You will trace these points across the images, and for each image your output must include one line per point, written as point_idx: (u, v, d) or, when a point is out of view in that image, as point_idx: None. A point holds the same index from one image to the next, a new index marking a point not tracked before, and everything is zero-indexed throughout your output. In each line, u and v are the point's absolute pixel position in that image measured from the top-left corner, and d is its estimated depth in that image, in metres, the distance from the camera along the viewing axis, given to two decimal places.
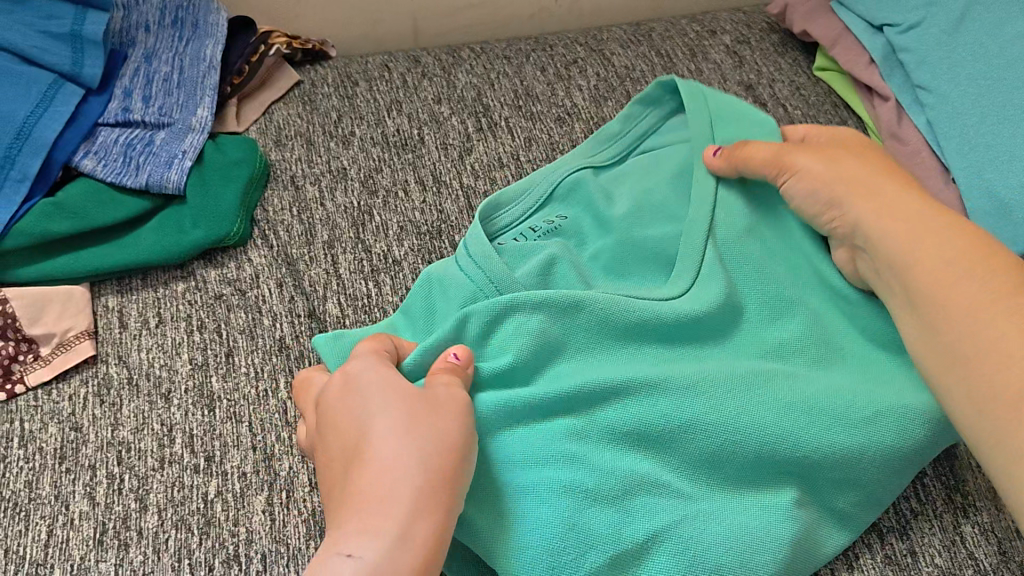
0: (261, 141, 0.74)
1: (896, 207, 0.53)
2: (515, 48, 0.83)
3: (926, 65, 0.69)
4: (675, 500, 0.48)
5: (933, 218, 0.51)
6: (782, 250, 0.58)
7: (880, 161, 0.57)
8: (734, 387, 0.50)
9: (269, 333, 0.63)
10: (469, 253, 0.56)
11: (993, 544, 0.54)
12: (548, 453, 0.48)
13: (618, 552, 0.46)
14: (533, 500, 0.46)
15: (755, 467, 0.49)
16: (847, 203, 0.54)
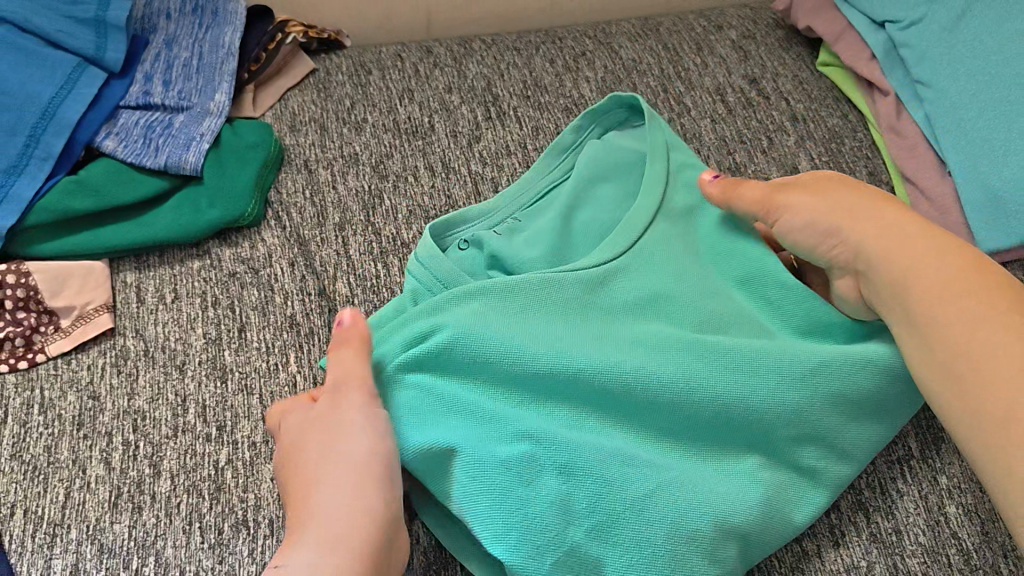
0: (276, 126, 0.77)
1: (896, 227, 0.54)
2: (525, 40, 0.85)
3: (927, 60, 0.70)
4: (652, 469, 0.50)
5: (924, 240, 0.53)
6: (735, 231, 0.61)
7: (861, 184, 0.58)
8: (691, 357, 0.54)
9: (280, 310, 0.66)
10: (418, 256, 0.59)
11: (976, 524, 0.56)
12: (500, 432, 0.51)
13: (598, 523, 0.48)
14: (476, 480, 0.49)
15: (721, 434, 0.53)
16: (842, 227, 0.55)
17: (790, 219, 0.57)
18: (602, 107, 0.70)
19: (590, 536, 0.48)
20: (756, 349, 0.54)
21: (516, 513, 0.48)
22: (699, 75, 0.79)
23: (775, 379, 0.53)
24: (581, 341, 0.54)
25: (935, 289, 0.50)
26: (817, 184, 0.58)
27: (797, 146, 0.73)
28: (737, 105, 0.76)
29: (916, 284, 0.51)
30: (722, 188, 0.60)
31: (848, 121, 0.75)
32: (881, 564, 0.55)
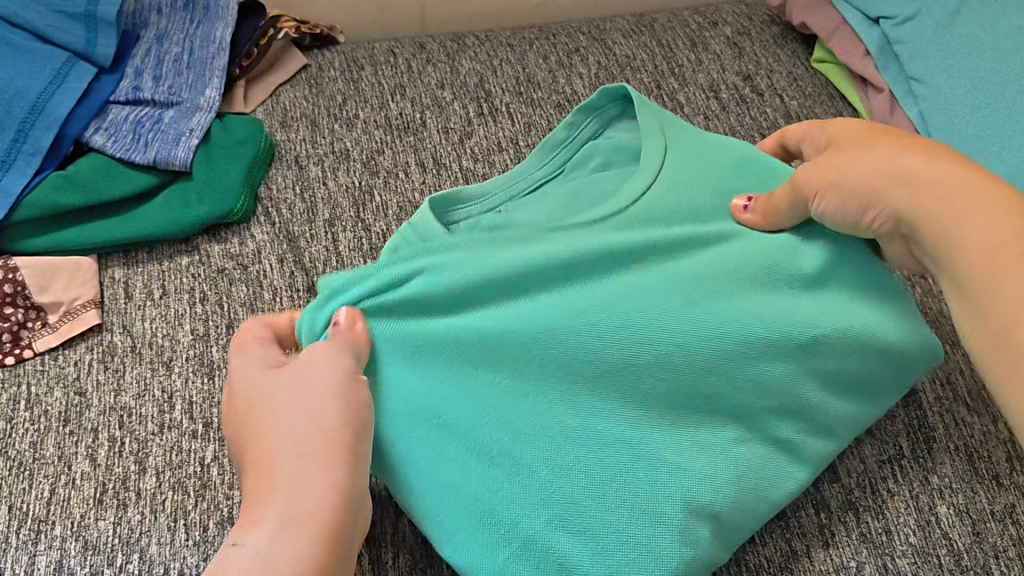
0: (267, 122, 0.76)
1: (931, 180, 0.48)
2: (519, 36, 0.84)
3: (920, 56, 0.70)
4: (626, 481, 0.47)
5: (966, 186, 0.47)
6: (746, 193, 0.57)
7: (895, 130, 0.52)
8: (667, 333, 0.50)
9: (268, 307, 0.65)
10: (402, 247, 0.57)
11: (968, 525, 0.55)
12: (467, 447, 0.47)
13: (569, 547, 0.46)
14: (441, 509, 0.47)
15: (709, 420, 0.50)
16: (881, 194, 0.49)
17: (823, 201, 0.51)
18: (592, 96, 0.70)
19: (533, 535, 0.46)
20: (744, 317, 0.51)
21: (464, 510, 0.46)
22: (692, 71, 0.79)
23: (771, 352, 0.50)
24: (557, 312, 0.50)
25: (981, 250, 0.45)
26: (844, 150, 0.52)
27: None
28: (731, 102, 0.76)
29: (963, 244, 0.45)
30: (761, 215, 0.55)
31: (842, 118, 0.74)
32: (871, 564, 0.54)
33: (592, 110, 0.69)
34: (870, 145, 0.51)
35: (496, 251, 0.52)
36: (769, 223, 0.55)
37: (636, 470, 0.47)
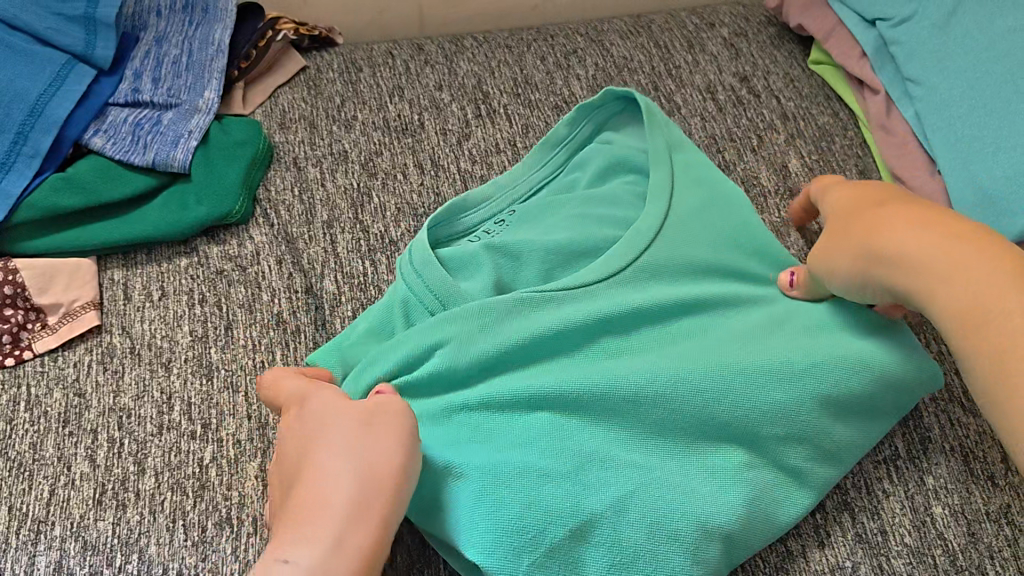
0: (266, 124, 0.77)
1: (945, 250, 0.47)
2: (517, 37, 0.85)
3: (916, 57, 0.70)
4: (630, 472, 0.51)
5: (972, 257, 0.46)
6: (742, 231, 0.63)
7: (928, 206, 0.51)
8: (669, 372, 0.54)
9: (267, 308, 0.66)
10: (411, 261, 0.59)
11: (963, 525, 0.56)
12: (498, 443, 0.52)
13: (577, 525, 0.48)
14: (466, 494, 0.50)
15: (707, 431, 0.53)
16: (899, 277, 0.49)
17: (836, 283, 0.55)
18: (593, 103, 0.70)
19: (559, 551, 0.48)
20: (739, 359, 0.54)
21: (495, 520, 0.48)
22: (689, 73, 0.79)
23: (772, 382, 0.54)
24: (584, 369, 0.54)
25: (971, 317, 0.45)
26: (864, 223, 0.53)
27: (786, 145, 0.73)
28: (728, 103, 0.76)
29: (945, 314, 0.46)
30: (803, 289, 0.60)
31: (838, 120, 0.75)
32: (866, 565, 0.54)
33: (589, 112, 0.71)
34: (897, 219, 0.51)
35: (507, 306, 0.56)
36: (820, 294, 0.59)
37: (649, 486, 0.50)
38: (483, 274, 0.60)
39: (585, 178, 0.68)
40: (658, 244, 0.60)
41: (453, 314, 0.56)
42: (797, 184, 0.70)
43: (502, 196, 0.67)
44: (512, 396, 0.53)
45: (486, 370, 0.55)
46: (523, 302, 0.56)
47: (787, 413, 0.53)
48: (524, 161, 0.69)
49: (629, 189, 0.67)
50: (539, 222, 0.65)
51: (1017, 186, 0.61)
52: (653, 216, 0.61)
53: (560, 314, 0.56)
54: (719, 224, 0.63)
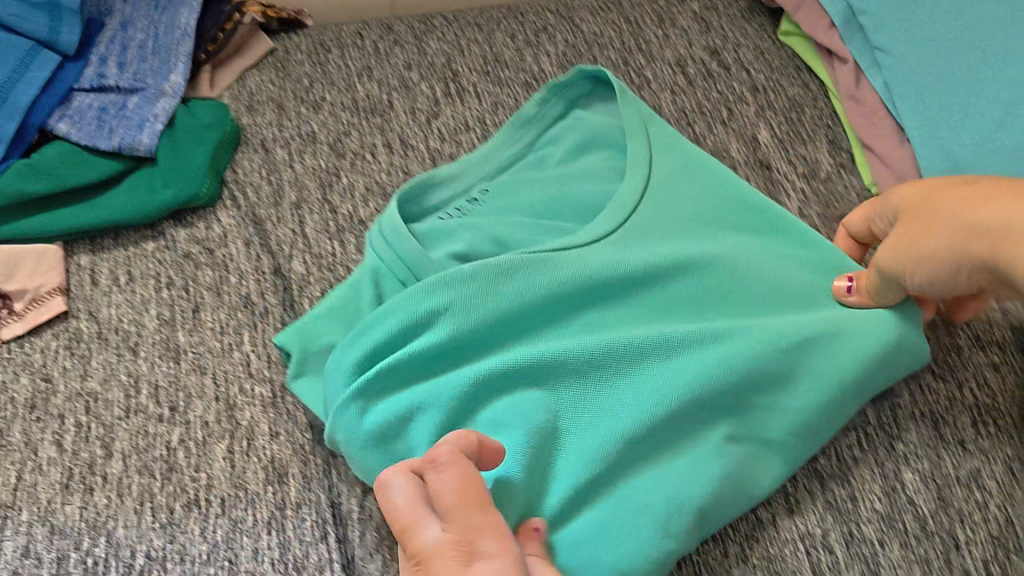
0: (233, 106, 0.76)
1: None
2: (487, 15, 0.84)
3: (884, 27, 0.70)
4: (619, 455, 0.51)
5: None
6: (729, 202, 0.61)
7: (999, 182, 0.47)
8: (663, 348, 0.54)
9: (234, 290, 0.65)
10: (382, 232, 0.59)
11: (932, 490, 0.55)
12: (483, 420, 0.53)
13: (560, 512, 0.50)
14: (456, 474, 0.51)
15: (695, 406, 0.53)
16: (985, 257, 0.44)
17: (913, 278, 0.49)
18: (567, 80, 0.70)
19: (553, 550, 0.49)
20: (728, 332, 0.54)
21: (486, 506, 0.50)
22: (660, 47, 0.79)
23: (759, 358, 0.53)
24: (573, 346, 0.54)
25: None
26: (928, 209, 0.49)
27: (756, 116, 0.73)
28: (698, 77, 0.76)
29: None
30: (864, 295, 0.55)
31: (808, 91, 0.74)
32: (835, 532, 0.54)
33: (562, 89, 0.70)
34: (965, 199, 0.47)
35: (501, 270, 0.55)
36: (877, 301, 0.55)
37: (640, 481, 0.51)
38: (455, 246, 0.61)
39: (555, 155, 0.68)
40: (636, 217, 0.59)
41: (448, 278, 0.54)
42: (766, 155, 0.70)
43: (472, 173, 0.66)
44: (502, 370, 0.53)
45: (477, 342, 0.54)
46: (517, 270, 0.55)
47: (771, 393, 0.54)
48: (497, 137, 0.68)
49: (603, 164, 0.66)
50: (509, 201, 0.65)
51: (984, 152, 0.63)
52: (633, 185, 0.61)
53: (553, 281, 0.55)
54: (693, 191, 0.62)
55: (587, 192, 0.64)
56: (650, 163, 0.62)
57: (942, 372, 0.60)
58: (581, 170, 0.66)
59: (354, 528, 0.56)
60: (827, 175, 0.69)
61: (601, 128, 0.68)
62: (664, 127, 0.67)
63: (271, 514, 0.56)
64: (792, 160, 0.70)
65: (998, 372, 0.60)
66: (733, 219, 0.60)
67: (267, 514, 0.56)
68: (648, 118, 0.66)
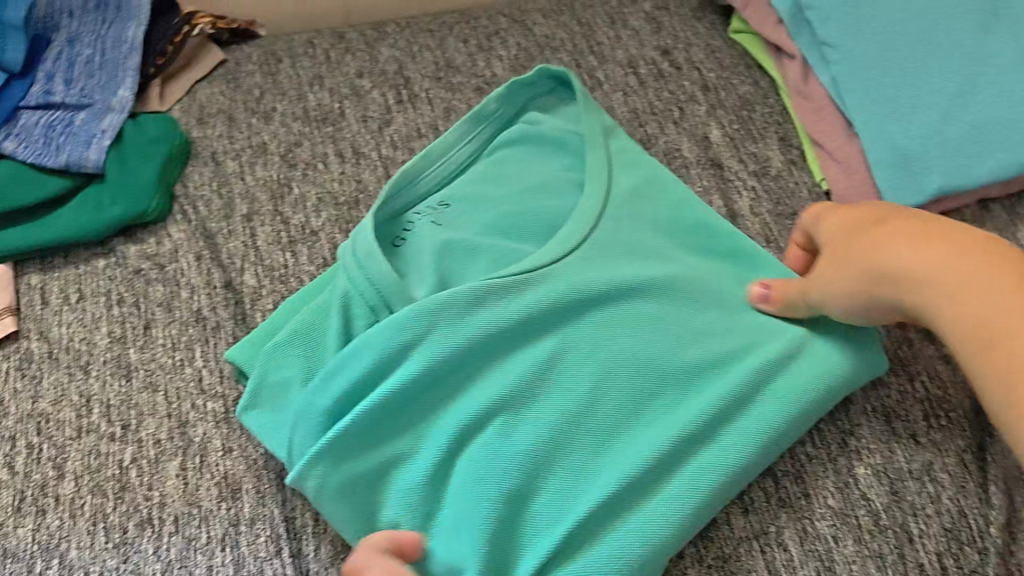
0: (183, 120, 0.75)
1: (937, 271, 0.46)
2: (439, 21, 0.84)
3: (833, 21, 0.69)
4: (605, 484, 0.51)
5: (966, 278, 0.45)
6: (684, 213, 0.63)
7: (909, 221, 0.49)
8: (630, 384, 0.53)
9: (186, 305, 0.65)
10: (355, 251, 0.56)
11: (885, 485, 0.56)
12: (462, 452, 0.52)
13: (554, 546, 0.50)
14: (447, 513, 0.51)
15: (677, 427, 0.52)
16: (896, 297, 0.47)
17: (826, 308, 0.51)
18: (524, 82, 0.69)
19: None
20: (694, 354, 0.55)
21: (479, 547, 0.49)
22: (611, 49, 0.79)
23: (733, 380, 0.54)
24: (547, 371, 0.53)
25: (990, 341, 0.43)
26: (840, 245, 0.51)
27: (707, 115, 0.73)
28: (650, 77, 0.76)
29: (958, 332, 0.45)
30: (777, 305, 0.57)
31: (758, 88, 0.74)
32: (789, 529, 0.54)
33: (519, 88, 0.69)
34: (879, 237, 0.49)
35: (472, 299, 0.54)
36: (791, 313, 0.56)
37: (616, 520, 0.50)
38: (427, 271, 0.59)
39: (516, 155, 0.67)
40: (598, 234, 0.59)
41: (414, 316, 0.53)
42: (718, 154, 0.70)
43: (434, 174, 0.64)
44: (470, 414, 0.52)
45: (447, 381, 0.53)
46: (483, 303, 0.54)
47: (754, 415, 0.53)
48: (455, 131, 0.66)
49: (563, 172, 0.66)
50: (477, 206, 0.63)
51: (931, 146, 0.64)
52: (595, 200, 0.61)
53: (520, 313, 0.54)
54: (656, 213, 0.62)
55: (552, 204, 0.63)
56: (609, 178, 0.63)
57: (894, 365, 0.60)
58: (542, 177, 0.65)
59: (309, 542, 0.55)
60: (778, 172, 0.69)
61: (561, 131, 0.68)
62: (618, 136, 0.68)
63: (225, 531, 0.56)
64: (743, 158, 0.70)
65: (949, 364, 0.60)
66: (689, 238, 0.62)
67: (221, 531, 0.56)
68: (606, 130, 0.67)
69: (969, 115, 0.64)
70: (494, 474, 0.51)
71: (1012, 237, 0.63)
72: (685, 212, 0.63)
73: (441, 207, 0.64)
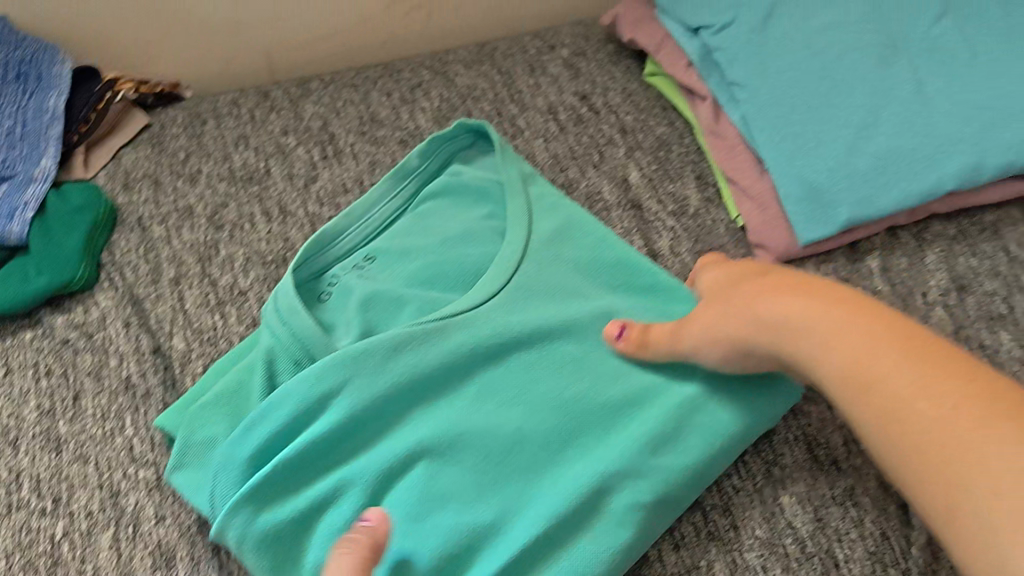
0: (109, 186, 0.76)
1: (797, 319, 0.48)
2: (363, 76, 0.85)
3: (739, 62, 0.71)
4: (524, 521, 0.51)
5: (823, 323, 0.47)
6: (603, 255, 0.64)
7: (778, 275, 0.53)
8: (548, 423, 0.55)
9: (115, 374, 0.65)
10: (277, 308, 0.58)
11: (810, 512, 0.57)
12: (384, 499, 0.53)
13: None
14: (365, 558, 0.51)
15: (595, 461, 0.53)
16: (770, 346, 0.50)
17: (709, 356, 0.54)
18: (447, 135, 0.71)
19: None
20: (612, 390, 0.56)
21: None
22: (531, 96, 0.80)
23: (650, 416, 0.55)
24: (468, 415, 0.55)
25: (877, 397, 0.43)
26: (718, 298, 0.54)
27: (626, 158, 0.75)
28: (569, 122, 0.78)
29: (832, 376, 0.46)
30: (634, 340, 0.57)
31: (674, 129, 0.77)
32: (719, 562, 0.55)
33: (443, 141, 0.70)
34: (751, 291, 0.52)
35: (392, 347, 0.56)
36: (643, 355, 0.57)
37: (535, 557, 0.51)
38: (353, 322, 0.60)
39: (439, 207, 0.68)
40: (516, 280, 0.61)
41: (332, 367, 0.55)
42: (637, 196, 0.72)
43: (358, 231, 0.66)
44: (391, 459, 0.53)
45: (368, 431, 0.55)
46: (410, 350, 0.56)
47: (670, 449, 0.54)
48: (379, 188, 0.67)
49: (486, 219, 0.67)
50: (401, 258, 0.64)
51: (838, 177, 0.65)
52: (516, 246, 0.63)
53: (441, 356, 0.56)
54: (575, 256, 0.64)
55: (473, 251, 0.64)
56: (530, 223, 0.65)
57: (814, 395, 0.62)
58: (466, 225, 0.66)
59: None
60: (696, 211, 0.71)
61: (483, 181, 0.69)
62: (541, 182, 0.69)
63: None
64: (662, 198, 0.72)
65: None
66: (609, 279, 0.63)
67: None
68: (526, 177, 0.68)
69: (872, 146, 0.66)
70: (417, 517, 0.51)
71: (920, 262, 0.66)
72: (604, 251, 0.64)
73: (368, 260, 0.65)
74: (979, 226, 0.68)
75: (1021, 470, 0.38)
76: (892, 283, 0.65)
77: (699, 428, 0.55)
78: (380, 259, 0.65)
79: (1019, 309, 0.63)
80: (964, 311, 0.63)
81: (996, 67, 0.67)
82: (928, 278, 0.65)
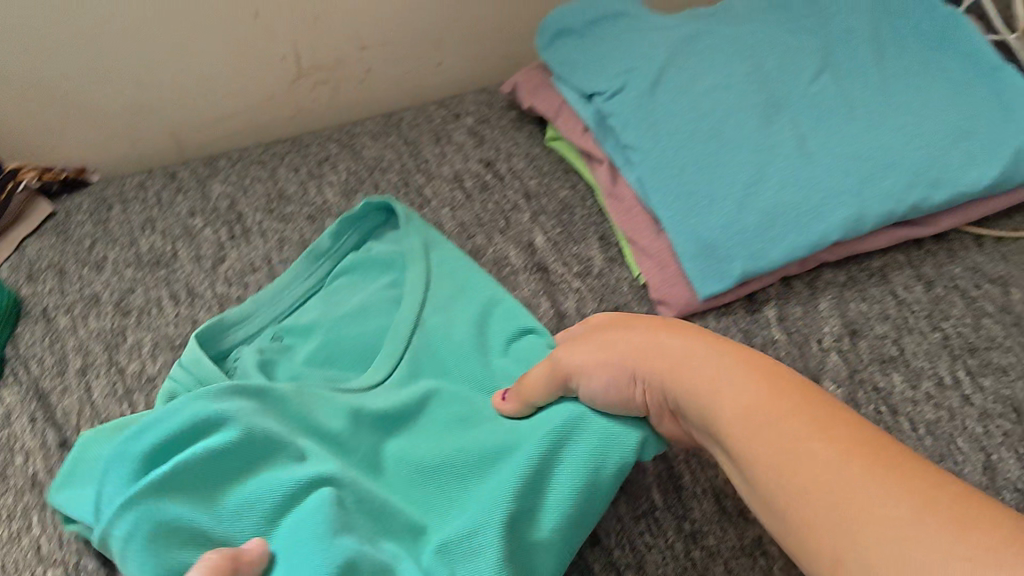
0: (12, 278, 0.75)
1: (675, 352, 0.50)
2: (271, 151, 0.86)
3: (632, 126, 0.74)
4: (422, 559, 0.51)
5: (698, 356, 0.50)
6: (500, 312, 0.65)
7: (656, 318, 0.55)
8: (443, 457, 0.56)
9: (20, 472, 0.63)
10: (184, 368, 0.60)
11: (721, 565, 0.58)
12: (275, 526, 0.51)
13: None
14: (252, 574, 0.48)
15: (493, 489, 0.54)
16: (649, 376, 0.51)
17: (586, 386, 0.54)
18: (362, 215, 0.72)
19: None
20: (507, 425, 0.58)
21: None
22: (437, 165, 0.82)
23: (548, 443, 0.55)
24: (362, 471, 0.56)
25: (755, 438, 0.44)
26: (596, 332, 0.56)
27: (531, 222, 0.76)
28: (475, 189, 0.80)
29: (704, 411, 0.48)
30: (515, 400, 0.58)
31: (577, 191, 0.79)
32: None
33: (353, 225, 0.71)
34: (628, 326, 0.55)
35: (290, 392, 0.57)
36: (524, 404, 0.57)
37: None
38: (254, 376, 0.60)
39: (347, 286, 0.69)
40: (409, 356, 0.63)
41: (232, 390, 0.54)
42: (543, 259, 0.73)
43: (263, 310, 0.66)
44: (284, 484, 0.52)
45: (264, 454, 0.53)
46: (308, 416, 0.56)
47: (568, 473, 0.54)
48: (291, 270, 0.68)
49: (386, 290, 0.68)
50: (307, 336, 0.65)
51: (731, 232, 0.68)
52: (409, 317, 0.65)
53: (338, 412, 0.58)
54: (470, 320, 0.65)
55: (370, 326, 0.66)
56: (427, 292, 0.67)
57: None
58: (370, 298, 0.67)
59: None
60: (600, 271, 0.73)
61: (390, 253, 0.70)
62: (446, 249, 0.71)
63: None
64: (566, 260, 0.73)
65: None
66: (501, 334, 0.64)
67: None
68: (428, 244, 0.70)
69: (765, 198, 0.68)
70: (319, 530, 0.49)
71: (814, 309, 0.69)
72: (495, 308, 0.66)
73: (274, 338, 0.65)
74: (867, 271, 0.71)
75: (863, 478, 0.39)
76: (788, 331, 0.67)
77: (590, 453, 0.54)
78: (287, 339, 0.65)
79: (908, 350, 0.66)
80: (857, 355, 0.66)
81: (870, 120, 0.71)
82: (822, 325, 0.68)
